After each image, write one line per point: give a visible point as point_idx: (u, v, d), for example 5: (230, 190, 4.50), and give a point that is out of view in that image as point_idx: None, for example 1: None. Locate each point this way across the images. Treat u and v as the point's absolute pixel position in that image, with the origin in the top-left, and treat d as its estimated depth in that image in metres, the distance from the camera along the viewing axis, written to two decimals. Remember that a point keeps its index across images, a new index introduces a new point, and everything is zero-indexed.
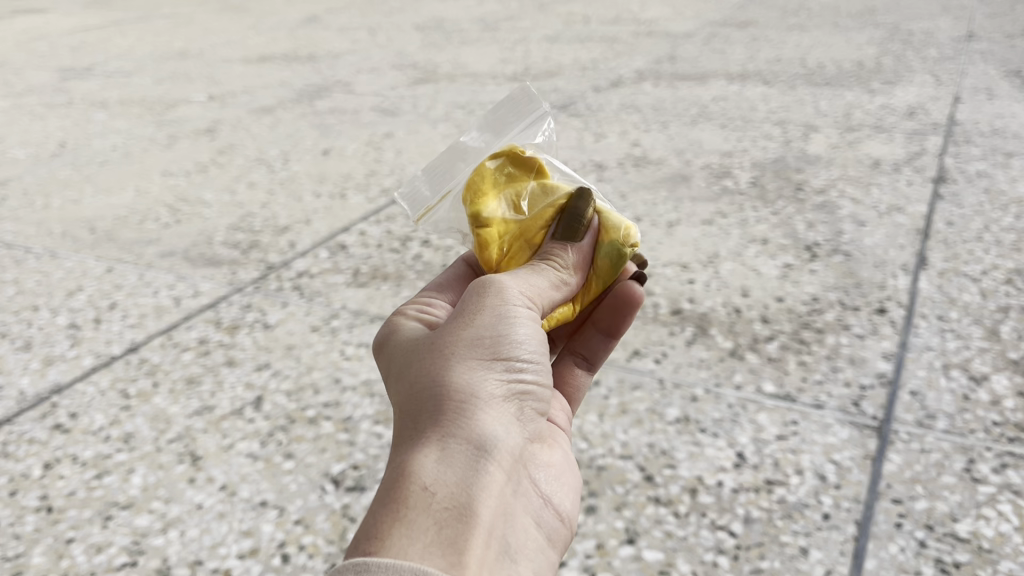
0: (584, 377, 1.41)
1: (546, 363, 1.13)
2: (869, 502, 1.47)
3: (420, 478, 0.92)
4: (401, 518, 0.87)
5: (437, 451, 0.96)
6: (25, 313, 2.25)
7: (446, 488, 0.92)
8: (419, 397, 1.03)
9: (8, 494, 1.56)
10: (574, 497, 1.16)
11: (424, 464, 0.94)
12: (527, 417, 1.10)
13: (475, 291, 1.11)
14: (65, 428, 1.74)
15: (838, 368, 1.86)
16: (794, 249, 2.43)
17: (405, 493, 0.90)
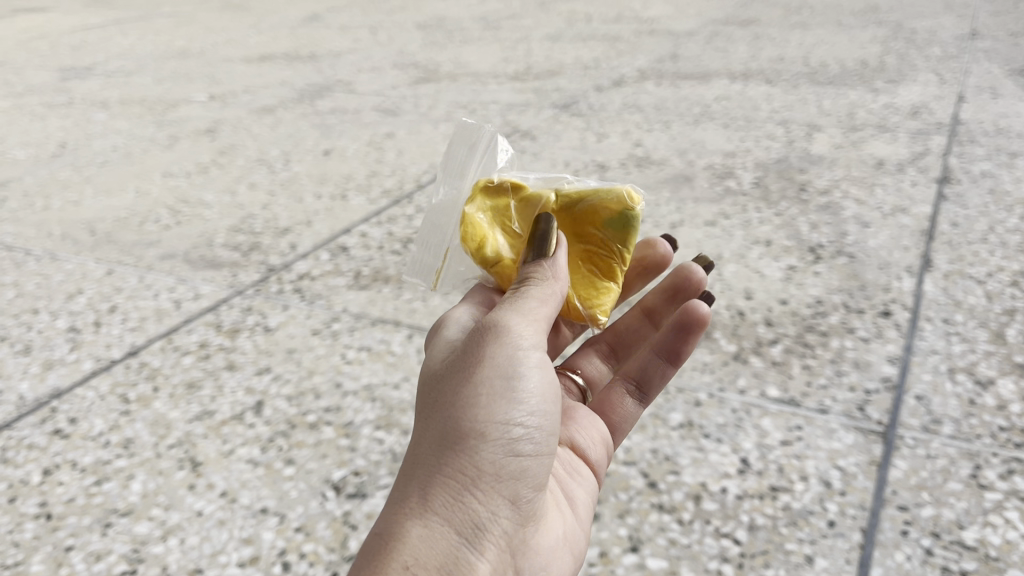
0: (635, 407, 1.52)
1: (546, 434, 1.22)
2: (875, 509, 1.46)
3: (404, 556, 1.04)
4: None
5: (422, 526, 1.08)
6: (25, 316, 2.24)
7: (426, 564, 1.04)
8: (419, 463, 1.15)
9: (7, 501, 1.55)
10: (569, 566, 1.24)
11: (409, 539, 1.06)
12: (528, 491, 1.19)
13: (478, 350, 1.20)
14: (64, 434, 1.73)
15: (843, 372, 1.85)
16: (797, 251, 2.41)
17: (388, 566, 1.02)
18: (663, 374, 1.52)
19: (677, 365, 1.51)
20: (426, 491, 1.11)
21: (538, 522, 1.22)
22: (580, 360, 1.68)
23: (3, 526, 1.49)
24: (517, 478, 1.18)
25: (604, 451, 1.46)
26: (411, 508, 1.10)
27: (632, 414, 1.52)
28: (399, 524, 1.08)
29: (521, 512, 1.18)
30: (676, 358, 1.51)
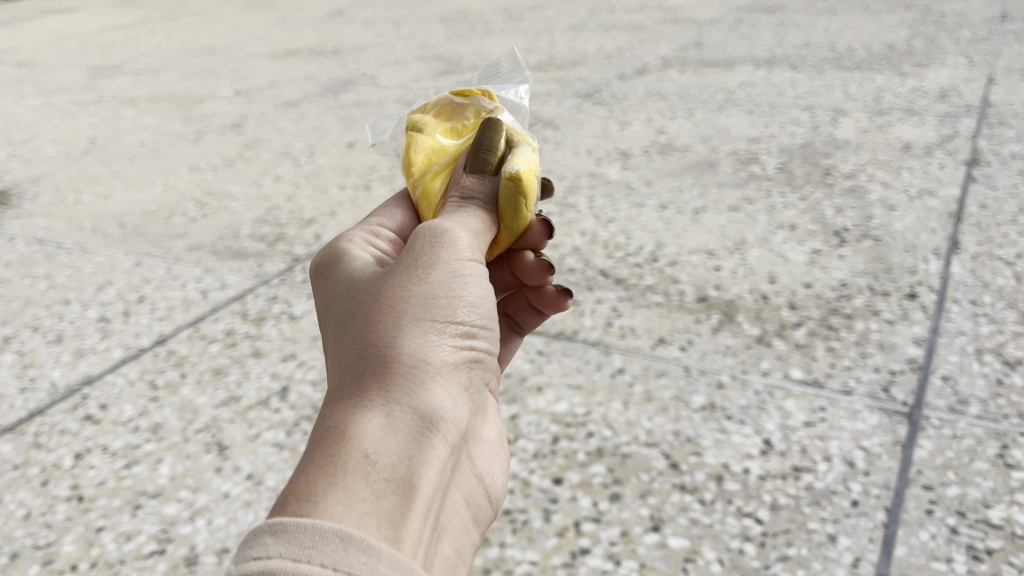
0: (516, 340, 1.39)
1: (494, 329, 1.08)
2: (900, 488, 1.45)
3: (362, 443, 0.85)
4: (338, 482, 0.80)
5: (379, 415, 0.88)
6: (57, 307, 2.28)
7: (389, 456, 0.86)
8: (365, 346, 0.95)
9: (40, 484, 1.59)
10: (501, 477, 1.13)
11: (366, 426, 0.86)
12: (476, 386, 1.04)
13: (426, 238, 1.03)
14: (95, 419, 1.77)
15: (868, 354, 1.83)
16: (822, 235, 2.39)
17: (344, 455, 0.83)
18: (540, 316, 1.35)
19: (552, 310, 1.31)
20: (377, 377, 0.92)
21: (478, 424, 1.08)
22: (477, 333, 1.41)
23: (36, 508, 1.52)
24: (472, 372, 1.02)
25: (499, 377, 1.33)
26: (360, 395, 0.90)
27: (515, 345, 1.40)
28: (350, 412, 0.88)
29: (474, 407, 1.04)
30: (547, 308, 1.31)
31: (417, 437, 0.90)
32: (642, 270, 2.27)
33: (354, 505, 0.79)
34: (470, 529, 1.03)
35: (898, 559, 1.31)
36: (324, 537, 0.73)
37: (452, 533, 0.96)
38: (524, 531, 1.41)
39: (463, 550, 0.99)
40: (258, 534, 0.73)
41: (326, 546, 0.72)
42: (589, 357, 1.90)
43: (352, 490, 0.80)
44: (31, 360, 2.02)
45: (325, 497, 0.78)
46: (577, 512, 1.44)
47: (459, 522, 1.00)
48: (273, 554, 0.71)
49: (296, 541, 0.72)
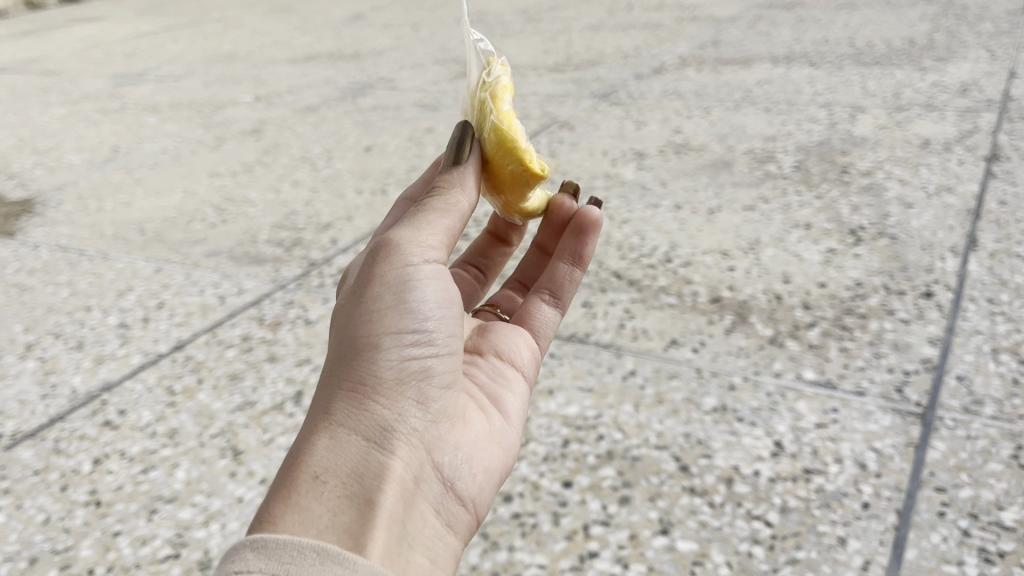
0: (552, 313, 1.55)
1: (448, 334, 1.21)
2: (912, 490, 1.44)
3: (313, 469, 1.03)
4: (293, 504, 0.99)
5: (328, 439, 1.07)
6: (78, 313, 2.32)
7: (338, 477, 1.03)
8: (323, 384, 1.14)
9: (59, 489, 1.62)
10: (494, 468, 1.25)
11: (318, 452, 1.05)
12: (433, 395, 1.18)
13: (371, 260, 1.19)
14: (114, 425, 1.80)
15: (882, 354, 1.82)
16: (838, 234, 2.38)
17: (298, 480, 1.02)
18: (571, 279, 1.54)
19: (582, 267, 1.53)
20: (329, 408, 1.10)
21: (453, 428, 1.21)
22: (526, 315, 1.56)
23: (55, 513, 1.55)
24: (426, 381, 1.17)
25: (533, 358, 1.50)
26: (316, 427, 1.09)
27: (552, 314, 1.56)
28: (306, 446, 1.07)
29: (432, 411, 1.17)
30: (580, 259, 1.53)
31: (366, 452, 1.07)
32: (656, 271, 2.26)
33: (309, 522, 0.97)
34: (451, 530, 1.14)
35: (909, 562, 1.30)
36: (296, 556, 0.89)
37: (429, 533, 1.09)
38: (533, 535, 1.41)
39: (447, 551, 1.11)
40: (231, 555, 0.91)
41: (303, 562, 0.89)
42: (601, 360, 1.90)
43: (306, 511, 0.98)
44: (53, 366, 2.06)
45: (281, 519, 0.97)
46: (586, 515, 1.45)
47: (440, 524, 1.13)
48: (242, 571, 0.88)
49: (276, 557, 0.89)
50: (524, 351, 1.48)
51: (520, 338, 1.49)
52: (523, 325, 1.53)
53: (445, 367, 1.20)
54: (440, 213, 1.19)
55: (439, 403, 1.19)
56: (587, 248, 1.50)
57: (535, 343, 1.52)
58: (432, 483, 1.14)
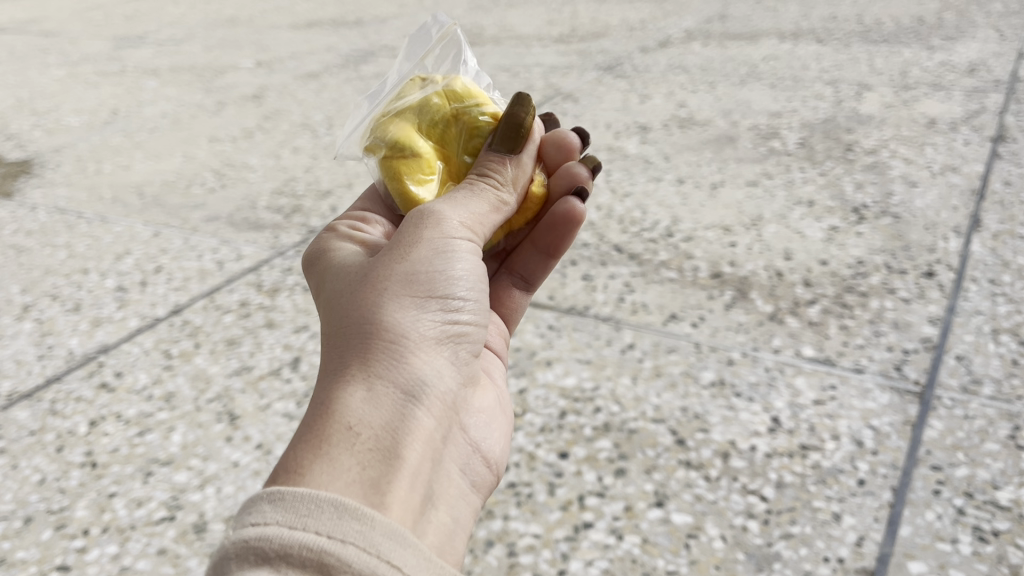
0: (523, 297, 1.52)
1: (479, 310, 1.18)
2: (908, 468, 1.44)
3: (346, 417, 0.95)
4: (327, 453, 0.90)
5: (364, 387, 0.99)
6: (75, 276, 2.31)
7: (369, 428, 0.95)
8: (348, 327, 1.06)
9: (55, 450, 1.61)
10: (498, 440, 1.21)
11: (351, 398, 0.97)
12: (453, 359, 1.14)
13: (415, 221, 1.15)
14: (110, 387, 1.80)
15: (882, 332, 1.81)
16: (840, 212, 2.36)
17: (331, 428, 0.93)
18: (544, 266, 1.48)
19: (557, 257, 1.47)
20: (363, 355, 1.03)
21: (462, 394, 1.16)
22: (502, 305, 1.51)
23: (51, 473, 1.55)
24: (449, 345, 1.13)
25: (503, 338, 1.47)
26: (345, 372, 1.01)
27: (523, 303, 1.53)
28: (336, 389, 0.98)
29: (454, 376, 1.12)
30: (555, 250, 1.46)
31: (399, 407, 1.00)
32: (657, 245, 2.25)
33: (338, 474, 0.88)
34: (464, 495, 1.10)
35: (903, 539, 1.30)
36: (319, 509, 0.81)
37: (446, 496, 1.04)
38: (528, 505, 1.41)
39: (458, 515, 1.06)
40: (255, 503, 0.82)
41: (321, 516, 0.80)
42: (600, 333, 1.89)
43: (337, 461, 0.89)
44: (49, 328, 2.05)
45: (312, 467, 0.88)
46: (581, 486, 1.45)
47: (456, 489, 1.08)
48: (269, 522, 0.80)
49: (294, 510, 0.81)
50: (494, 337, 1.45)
51: (492, 326, 1.45)
52: (495, 313, 1.50)
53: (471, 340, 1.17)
54: (490, 208, 1.23)
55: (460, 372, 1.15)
56: (565, 242, 1.43)
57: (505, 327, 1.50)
58: (448, 450, 1.09)
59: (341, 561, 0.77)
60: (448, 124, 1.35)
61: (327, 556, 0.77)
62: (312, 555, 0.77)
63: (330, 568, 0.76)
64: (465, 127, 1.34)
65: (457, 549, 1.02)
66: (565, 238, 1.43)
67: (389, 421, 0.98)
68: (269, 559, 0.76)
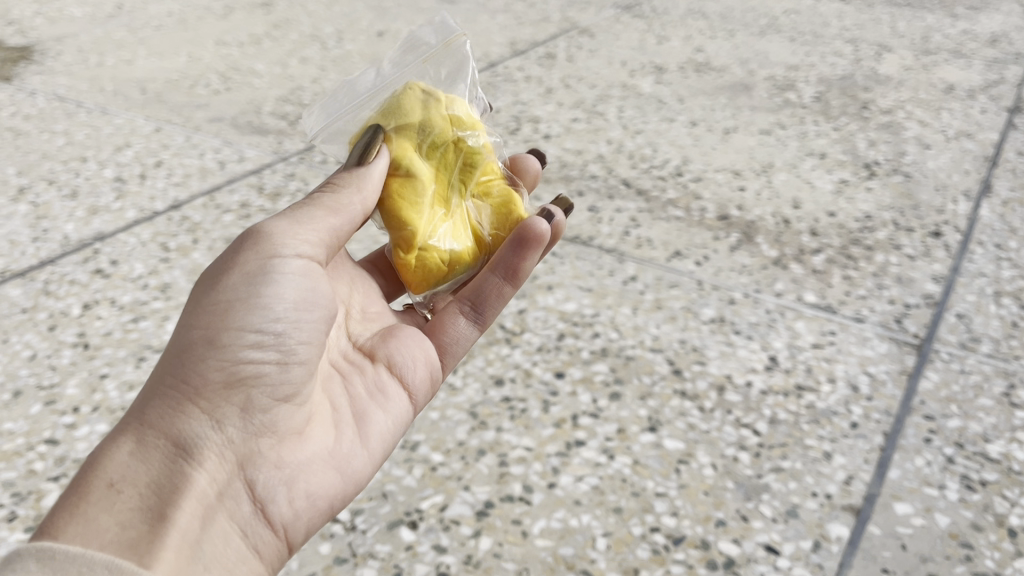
0: (468, 330, 1.30)
1: (298, 346, 1.06)
2: (901, 415, 1.44)
3: (109, 474, 0.91)
4: (82, 515, 0.86)
5: (133, 441, 0.95)
6: (73, 163, 2.27)
7: (133, 486, 0.91)
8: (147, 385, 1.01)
9: (47, 329, 1.60)
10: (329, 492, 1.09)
11: (115, 458, 0.92)
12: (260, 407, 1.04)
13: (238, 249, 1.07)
14: (105, 274, 1.77)
15: (885, 285, 1.81)
16: (852, 166, 2.34)
17: (94, 484, 0.90)
18: (499, 293, 1.27)
19: (516, 282, 1.26)
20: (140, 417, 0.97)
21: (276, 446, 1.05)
22: (440, 329, 1.29)
23: (42, 351, 1.54)
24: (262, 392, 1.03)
25: (428, 376, 1.27)
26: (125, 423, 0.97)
27: (466, 337, 1.30)
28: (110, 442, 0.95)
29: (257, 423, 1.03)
30: (516, 274, 1.26)
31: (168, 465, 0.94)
32: (666, 183, 2.23)
33: (92, 534, 0.84)
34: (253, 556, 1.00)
35: (891, 481, 1.31)
36: (90, 572, 0.79)
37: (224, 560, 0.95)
38: (521, 419, 1.41)
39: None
40: (17, 560, 0.78)
41: None
42: (603, 263, 1.88)
43: (93, 519, 0.86)
44: (45, 211, 2.02)
45: (66, 525, 0.84)
46: (576, 406, 1.45)
47: (238, 552, 0.98)
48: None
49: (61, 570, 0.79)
50: (416, 371, 1.25)
51: (416, 353, 1.25)
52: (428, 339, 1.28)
53: (286, 385, 1.05)
54: (328, 209, 1.08)
55: (268, 421, 1.04)
56: (525, 263, 1.24)
57: (436, 362, 1.28)
58: (236, 507, 1.00)
59: None
60: (448, 149, 1.27)
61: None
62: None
63: None
64: (462, 155, 1.28)
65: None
66: (529, 259, 1.24)
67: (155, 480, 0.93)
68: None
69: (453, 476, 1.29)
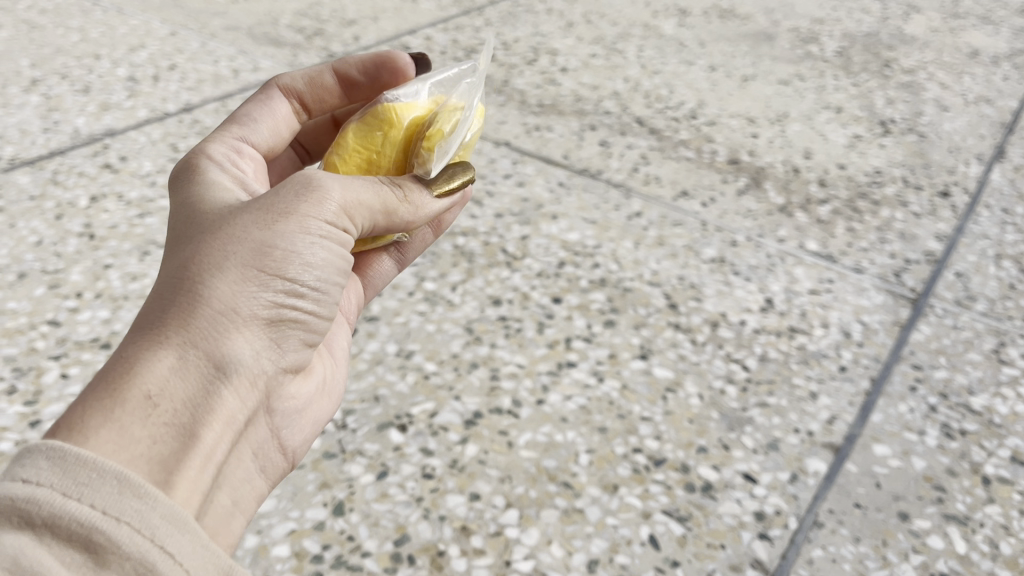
0: (388, 266, 1.21)
1: (327, 294, 0.94)
2: (889, 363, 1.46)
3: (150, 382, 0.74)
4: (113, 421, 0.70)
5: (179, 355, 0.77)
6: (87, 60, 2.25)
7: (175, 401, 0.75)
8: (175, 277, 0.82)
9: (54, 218, 1.61)
10: (308, 429, 1.01)
11: (156, 361, 0.75)
12: (285, 344, 0.91)
13: (294, 187, 0.89)
14: (114, 169, 1.78)
15: (887, 240, 1.82)
16: (867, 122, 2.33)
17: (132, 391, 0.72)
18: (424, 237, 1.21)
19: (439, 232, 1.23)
20: (180, 316, 0.79)
21: (286, 380, 0.94)
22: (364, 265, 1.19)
23: (48, 238, 1.55)
24: (291, 331, 0.91)
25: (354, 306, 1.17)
26: (161, 328, 0.78)
27: (387, 273, 1.22)
28: (146, 345, 0.77)
29: (282, 357, 0.91)
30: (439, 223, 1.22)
31: (209, 382, 0.79)
32: (679, 125, 2.22)
33: (125, 448, 0.70)
34: (257, 476, 0.92)
35: (873, 423, 1.33)
36: (103, 479, 0.64)
37: (233, 481, 0.85)
38: (515, 338, 1.43)
39: (245, 498, 0.88)
40: (28, 454, 0.64)
41: (103, 485, 0.64)
42: (609, 197, 1.88)
43: (128, 432, 0.70)
44: (56, 105, 2.02)
45: (96, 432, 0.69)
46: (570, 330, 1.47)
47: (242, 472, 0.88)
48: (41, 482, 0.63)
49: (71, 473, 0.64)
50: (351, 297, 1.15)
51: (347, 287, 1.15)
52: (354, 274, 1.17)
53: (313, 326, 0.95)
54: (383, 208, 0.97)
55: (291, 354, 0.93)
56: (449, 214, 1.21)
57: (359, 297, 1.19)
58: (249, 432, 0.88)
59: (110, 542, 0.61)
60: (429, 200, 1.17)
61: (95, 534, 0.61)
62: (81, 533, 0.61)
63: (99, 547, 0.61)
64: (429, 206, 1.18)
65: (233, 534, 0.84)
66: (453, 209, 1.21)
67: (197, 397, 0.77)
68: (31, 526, 0.61)
69: (444, 386, 1.31)
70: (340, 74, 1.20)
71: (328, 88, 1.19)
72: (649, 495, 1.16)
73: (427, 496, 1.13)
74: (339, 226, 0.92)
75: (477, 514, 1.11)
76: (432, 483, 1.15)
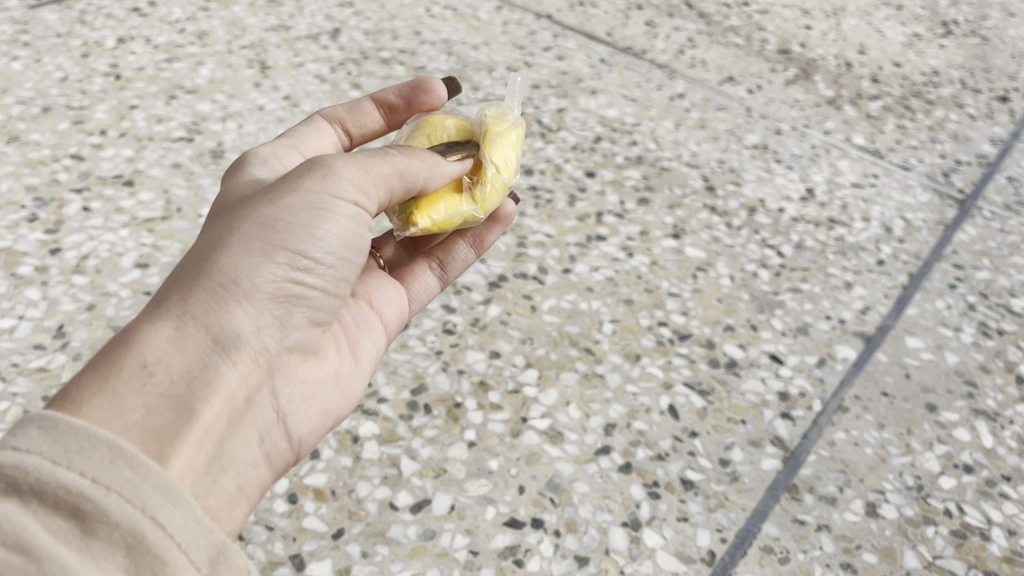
0: (430, 283, 1.05)
1: (337, 269, 0.82)
2: (930, 260, 1.41)
3: (143, 351, 0.66)
4: (106, 393, 0.62)
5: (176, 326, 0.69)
6: None
7: (170, 372, 0.66)
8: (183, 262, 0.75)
9: (80, 56, 1.56)
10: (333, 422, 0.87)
11: (150, 332, 0.67)
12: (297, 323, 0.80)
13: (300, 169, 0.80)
14: (143, 13, 1.72)
15: (938, 140, 1.74)
16: (928, 22, 2.21)
17: (121, 361, 0.64)
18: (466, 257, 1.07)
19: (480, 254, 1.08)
20: (181, 290, 0.71)
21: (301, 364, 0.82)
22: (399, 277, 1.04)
23: (74, 74, 1.51)
24: (304, 309, 0.80)
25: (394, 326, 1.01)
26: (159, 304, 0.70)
27: (425, 293, 1.05)
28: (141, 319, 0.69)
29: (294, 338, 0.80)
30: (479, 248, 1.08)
31: (207, 355, 0.69)
32: (730, 11, 2.12)
33: (112, 420, 0.61)
34: (262, 463, 0.77)
35: (908, 317, 1.29)
36: (90, 448, 0.56)
37: (238, 462, 0.72)
38: (545, 209, 1.39)
39: (254, 483, 0.75)
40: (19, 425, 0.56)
41: (91, 454, 0.56)
42: (652, 77, 1.81)
43: (116, 402, 0.62)
44: None
45: (85, 404, 0.61)
46: (602, 205, 1.42)
47: (258, 460, 0.75)
48: (30, 450, 0.55)
49: (62, 442, 0.55)
50: None
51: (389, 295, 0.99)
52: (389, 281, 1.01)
53: (320, 301, 0.81)
54: (398, 173, 0.82)
55: (298, 334, 0.80)
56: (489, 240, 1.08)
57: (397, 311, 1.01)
58: (261, 414, 0.76)
59: (98, 509, 0.53)
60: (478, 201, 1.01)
61: (84, 502, 0.53)
62: (67, 500, 0.53)
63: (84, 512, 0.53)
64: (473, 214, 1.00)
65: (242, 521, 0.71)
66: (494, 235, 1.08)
67: (195, 369, 0.68)
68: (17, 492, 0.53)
69: None
70: (379, 101, 1.05)
71: (367, 117, 1.05)
72: (672, 367, 1.14)
73: (447, 350, 1.11)
74: (347, 209, 0.80)
75: (496, 372, 1.09)
76: (452, 339, 1.13)
